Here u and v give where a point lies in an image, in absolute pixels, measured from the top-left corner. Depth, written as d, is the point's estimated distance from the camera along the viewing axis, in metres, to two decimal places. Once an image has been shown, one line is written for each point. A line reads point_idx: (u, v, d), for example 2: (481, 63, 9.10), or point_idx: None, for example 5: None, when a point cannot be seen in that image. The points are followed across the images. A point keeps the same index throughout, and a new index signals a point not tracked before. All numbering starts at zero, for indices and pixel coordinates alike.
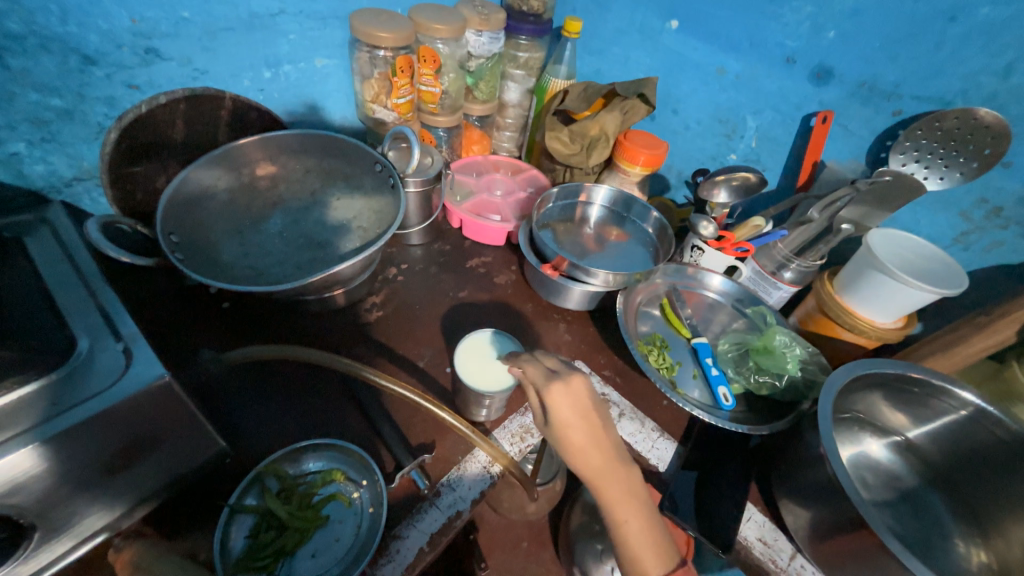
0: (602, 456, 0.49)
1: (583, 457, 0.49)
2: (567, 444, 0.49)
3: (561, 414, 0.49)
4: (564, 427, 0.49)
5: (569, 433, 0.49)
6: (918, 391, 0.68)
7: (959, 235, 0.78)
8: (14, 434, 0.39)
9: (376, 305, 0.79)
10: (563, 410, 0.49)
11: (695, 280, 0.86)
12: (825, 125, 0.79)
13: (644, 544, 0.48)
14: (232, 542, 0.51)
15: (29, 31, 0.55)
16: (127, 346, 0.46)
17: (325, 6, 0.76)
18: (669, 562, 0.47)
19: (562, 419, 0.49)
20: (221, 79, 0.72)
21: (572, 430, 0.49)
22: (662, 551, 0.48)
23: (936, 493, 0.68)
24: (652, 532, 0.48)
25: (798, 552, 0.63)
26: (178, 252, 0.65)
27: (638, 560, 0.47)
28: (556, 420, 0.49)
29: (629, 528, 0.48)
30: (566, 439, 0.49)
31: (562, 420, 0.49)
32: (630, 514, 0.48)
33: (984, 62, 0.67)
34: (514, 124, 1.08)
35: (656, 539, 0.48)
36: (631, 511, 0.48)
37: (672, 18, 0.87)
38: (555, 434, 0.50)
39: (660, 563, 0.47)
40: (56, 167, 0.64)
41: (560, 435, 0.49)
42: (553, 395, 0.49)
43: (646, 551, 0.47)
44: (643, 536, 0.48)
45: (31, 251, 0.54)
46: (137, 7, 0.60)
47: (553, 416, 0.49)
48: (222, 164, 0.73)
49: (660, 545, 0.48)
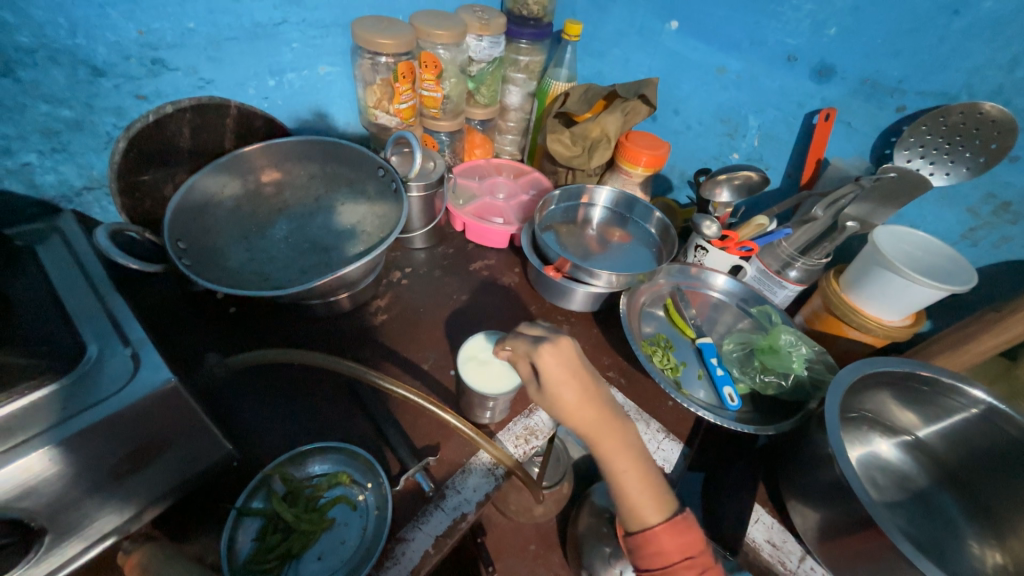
0: (599, 414, 0.51)
1: (580, 416, 0.51)
2: (562, 405, 0.50)
3: (556, 377, 0.50)
4: (559, 388, 0.50)
5: (565, 394, 0.50)
6: (927, 389, 0.67)
7: (967, 231, 0.77)
8: (28, 437, 0.39)
9: (381, 309, 0.79)
10: (558, 372, 0.51)
11: (699, 280, 0.86)
12: (828, 122, 0.79)
13: (643, 492, 0.50)
14: (239, 545, 0.51)
15: (39, 44, 0.56)
16: (135, 351, 0.47)
17: (327, 14, 0.77)
18: (666, 508, 0.51)
19: (556, 381, 0.50)
20: (227, 88, 0.73)
21: (567, 391, 0.50)
22: (660, 499, 0.51)
23: (948, 494, 0.67)
24: (651, 481, 0.51)
25: (807, 554, 0.62)
26: (185, 258, 0.66)
27: (639, 507, 0.50)
28: (550, 383, 0.51)
29: (629, 479, 0.50)
30: (562, 401, 0.50)
31: (557, 382, 0.50)
32: (629, 465, 0.50)
33: (988, 55, 0.67)
34: (516, 127, 1.09)
35: (654, 487, 0.51)
36: (630, 463, 0.51)
37: (672, 19, 0.87)
38: (550, 397, 0.51)
39: (659, 508, 0.50)
40: (66, 176, 0.66)
41: (556, 397, 0.50)
42: (546, 358, 0.51)
43: (646, 498, 0.50)
44: (642, 486, 0.51)
45: (42, 259, 0.55)
46: (144, 19, 0.61)
47: (548, 379, 0.50)
48: (228, 170, 0.74)
49: (658, 493, 0.51)
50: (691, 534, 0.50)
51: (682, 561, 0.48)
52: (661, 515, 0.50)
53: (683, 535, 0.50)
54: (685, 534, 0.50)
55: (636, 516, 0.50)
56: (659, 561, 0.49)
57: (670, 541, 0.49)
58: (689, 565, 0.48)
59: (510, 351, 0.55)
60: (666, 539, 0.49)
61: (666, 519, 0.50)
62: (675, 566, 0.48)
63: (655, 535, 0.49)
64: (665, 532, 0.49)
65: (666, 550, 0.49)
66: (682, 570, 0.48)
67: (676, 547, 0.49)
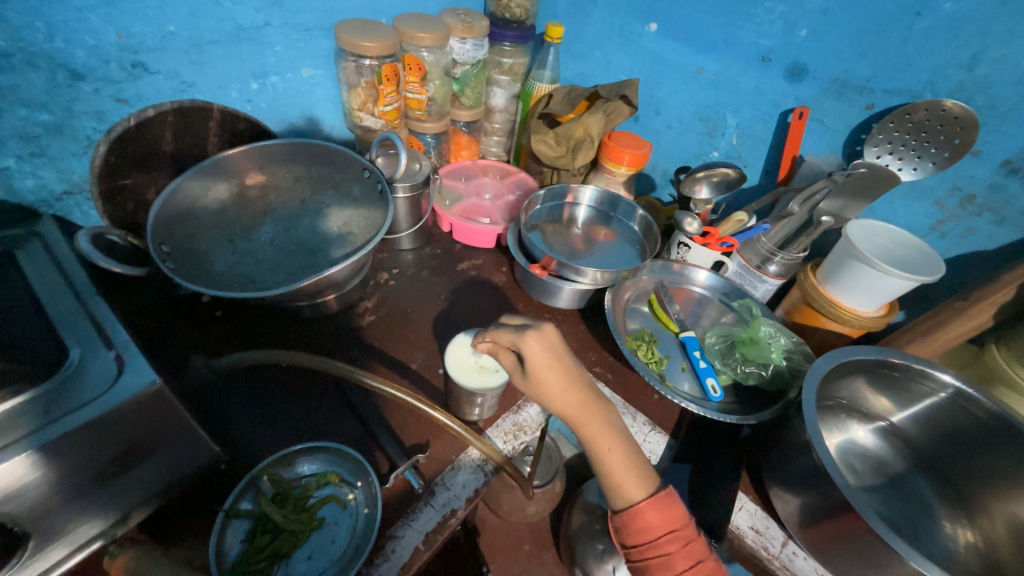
0: (581, 396, 0.53)
1: (563, 399, 0.52)
2: (545, 389, 0.52)
3: (538, 360, 0.52)
4: (542, 372, 0.52)
5: (549, 378, 0.52)
6: (899, 375, 0.69)
7: (936, 223, 0.80)
8: (7, 443, 0.39)
9: (369, 310, 0.80)
10: (540, 356, 0.53)
11: (682, 275, 0.88)
12: (802, 121, 0.82)
13: (627, 470, 0.52)
14: (228, 547, 0.51)
15: (16, 48, 0.56)
16: (119, 354, 0.47)
17: (310, 17, 0.78)
18: (650, 485, 0.52)
19: (540, 365, 0.52)
20: (209, 91, 0.73)
21: (550, 374, 0.52)
22: (644, 476, 0.52)
23: (922, 476, 0.70)
24: (633, 459, 0.52)
25: (789, 539, 0.64)
26: (169, 262, 0.66)
27: (623, 485, 0.52)
28: (534, 367, 0.52)
29: (613, 457, 0.52)
30: (544, 384, 0.52)
31: (540, 365, 0.52)
32: (612, 443, 0.52)
33: (950, 54, 0.69)
34: (501, 129, 1.10)
35: (637, 465, 0.52)
36: (612, 442, 0.52)
37: (650, 22, 0.89)
38: (534, 382, 0.53)
39: (642, 485, 0.52)
40: (46, 181, 0.65)
41: (539, 381, 0.52)
42: (528, 344, 0.53)
43: (629, 476, 0.52)
44: (625, 464, 0.52)
45: (22, 264, 0.55)
46: (124, 22, 0.61)
47: (531, 363, 0.52)
48: (212, 173, 0.74)
49: (641, 470, 0.52)
50: (674, 508, 0.51)
51: (666, 535, 0.50)
52: (645, 491, 0.52)
53: (667, 510, 0.51)
54: (668, 510, 0.51)
55: (621, 494, 0.52)
56: (646, 536, 0.51)
57: (655, 515, 0.51)
58: (672, 539, 0.50)
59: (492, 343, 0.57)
60: (652, 514, 0.51)
61: (650, 495, 0.51)
62: (660, 540, 0.50)
63: (640, 512, 0.51)
64: (651, 508, 0.51)
65: (651, 525, 0.51)
66: (666, 543, 0.50)
67: (661, 522, 0.51)
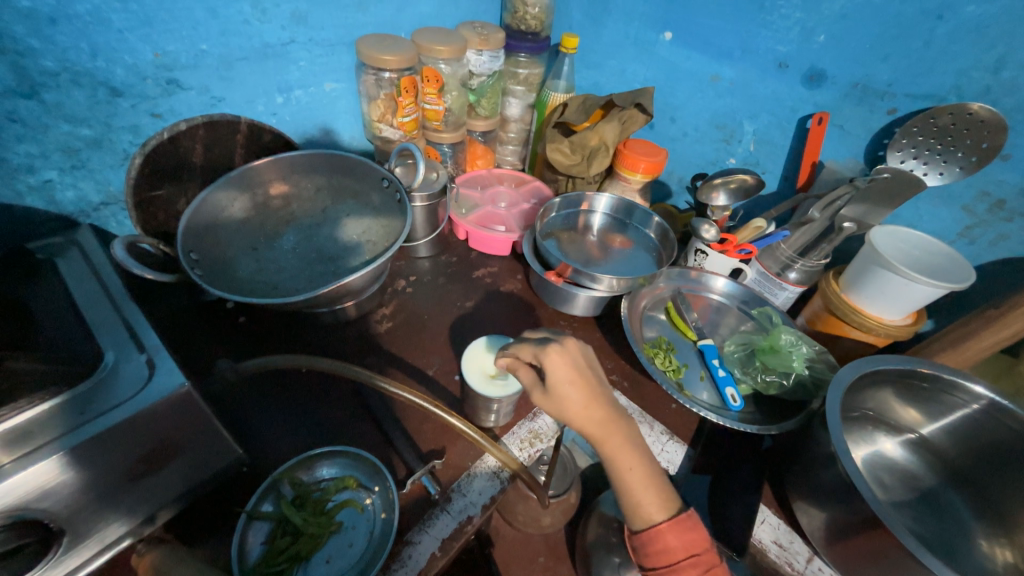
0: (603, 414, 0.53)
1: (585, 416, 0.52)
2: (567, 406, 0.52)
3: (563, 378, 0.52)
4: (566, 389, 0.52)
5: (571, 395, 0.52)
6: (929, 386, 0.67)
7: (964, 229, 0.78)
8: (44, 442, 0.40)
9: (386, 316, 0.81)
10: (566, 373, 0.52)
11: (700, 283, 0.87)
12: (821, 126, 0.81)
13: (647, 489, 0.52)
14: (250, 548, 0.52)
15: (62, 68, 0.59)
16: (150, 357, 0.48)
17: (333, 33, 0.81)
18: (670, 506, 0.52)
19: (563, 381, 0.52)
20: (237, 105, 0.76)
21: (573, 391, 0.52)
22: (664, 496, 0.52)
23: (955, 492, 0.67)
24: (654, 479, 0.52)
25: (815, 555, 0.62)
26: (197, 269, 0.68)
27: (642, 504, 0.51)
28: (558, 384, 0.52)
29: (633, 477, 0.52)
30: (566, 401, 0.52)
31: (564, 382, 0.52)
32: (632, 462, 0.52)
33: (975, 57, 0.68)
34: (516, 138, 1.11)
35: (657, 485, 0.52)
36: (633, 460, 0.52)
37: (666, 31, 0.90)
38: (556, 398, 0.52)
39: (662, 506, 0.51)
40: (84, 192, 0.68)
41: (562, 398, 0.52)
42: (554, 359, 0.53)
43: (649, 496, 0.52)
44: (645, 483, 0.52)
45: (62, 270, 0.58)
46: (160, 41, 0.64)
47: (556, 380, 0.52)
48: (237, 185, 0.77)
49: (661, 490, 0.52)
50: (695, 531, 0.51)
51: (686, 559, 0.49)
52: (665, 512, 0.51)
53: (688, 533, 0.50)
54: (689, 532, 0.50)
55: (640, 514, 0.51)
56: (665, 559, 0.50)
57: (675, 538, 0.50)
58: (693, 563, 0.49)
59: (513, 357, 0.56)
60: (673, 537, 0.50)
61: (670, 516, 0.51)
62: (680, 564, 0.49)
63: (661, 533, 0.50)
64: (671, 530, 0.50)
65: (671, 547, 0.50)
66: (687, 568, 0.49)
67: (680, 545, 0.50)
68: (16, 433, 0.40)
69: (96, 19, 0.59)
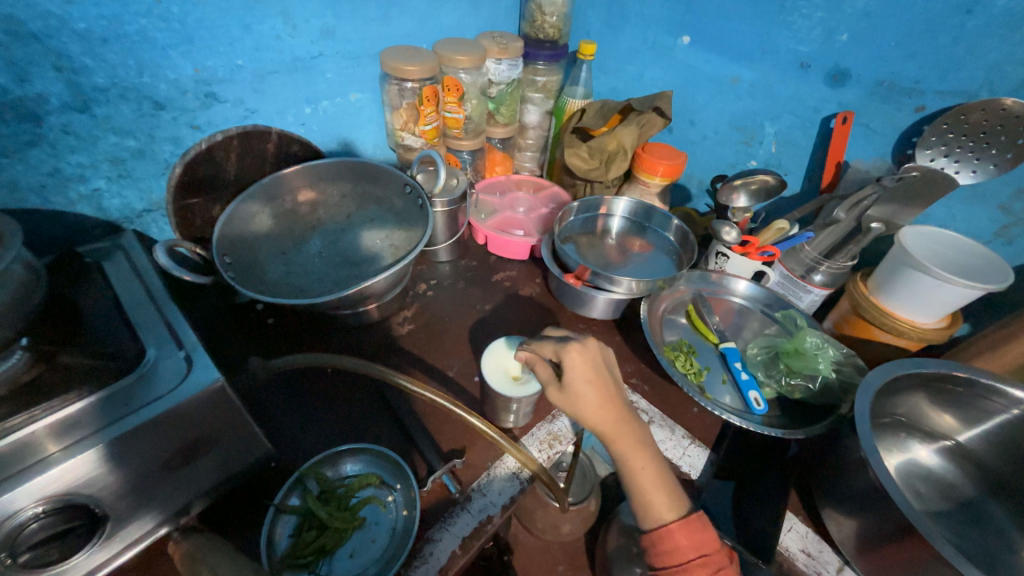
0: (616, 414, 0.53)
1: (599, 415, 0.52)
2: (582, 403, 0.52)
3: (580, 374, 0.53)
4: (583, 387, 0.52)
5: (587, 392, 0.52)
6: (964, 390, 0.65)
7: (1001, 229, 0.75)
8: (89, 433, 0.43)
9: (408, 319, 0.83)
10: (584, 371, 0.53)
11: (720, 286, 0.86)
12: (846, 125, 0.79)
13: (657, 489, 0.51)
14: (277, 539, 0.54)
15: (112, 84, 0.63)
16: (188, 353, 0.51)
17: (358, 46, 0.84)
18: (680, 506, 0.51)
19: (579, 377, 0.53)
20: (269, 116, 0.80)
21: (589, 389, 0.52)
22: (674, 496, 0.51)
23: (998, 503, 0.64)
24: (664, 479, 0.52)
25: (845, 565, 0.60)
26: (230, 271, 0.72)
27: (653, 503, 0.51)
28: (575, 381, 0.53)
29: (645, 475, 0.52)
30: (582, 398, 0.52)
31: (582, 379, 0.53)
32: (644, 462, 0.52)
33: (1008, 51, 0.66)
34: (534, 144, 1.13)
35: (668, 486, 0.52)
36: (645, 459, 0.52)
37: (684, 35, 0.90)
38: (572, 395, 0.53)
39: (673, 505, 0.51)
40: (129, 200, 0.72)
41: (578, 395, 0.52)
42: (573, 357, 0.53)
43: (659, 495, 0.51)
44: (656, 483, 0.52)
45: (107, 271, 0.61)
46: (200, 58, 0.68)
47: (573, 376, 0.53)
48: (267, 194, 0.80)
49: (672, 491, 0.52)
50: (706, 532, 0.50)
51: (696, 559, 0.48)
52: (676, 512, 0.51)
53: (698, 533, 0.49)
54: (700, 533, 0.49)
55: (650, 512, 0.51)
56: (675, 559, 0.49)
57: (685, 537, 0.49)
58: (703, 563, 0.48)
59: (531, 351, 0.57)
60: (681, 536, 0.49)
61: (680, 516, 0.50)
62: (689, 564, 0.48)
63: (671, 533, 0.49)
64: (681, 530, 0.49)
65: (680, 547, 0.49)
66: (696, 568, 0.48)
67: (690, 545, 0.49)
68: (64, 423, 0.43)
69: (142, 38, 0.63)
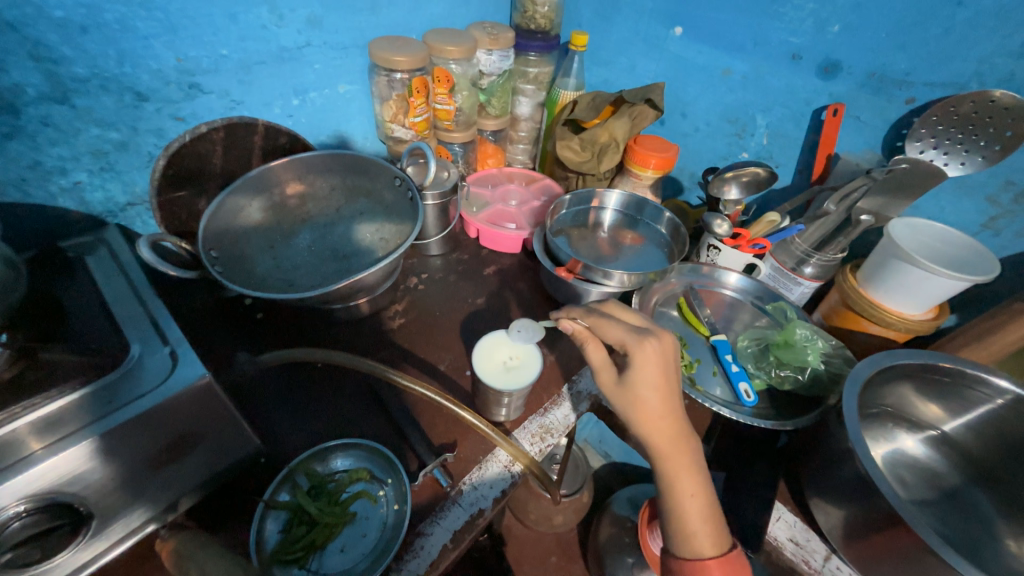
0: (675, 430, 0.49)
1: (658, 425, 0.49)
2: (642, 409, 0.49)
3: (646, 380, 0.49)
4: (646, 393, 0.49)
5: (649, 399, 0.49)
6: (950, 380, 0.65)
7: (988, 220, 0.76)
8: (74, 429, 0.42)
9: (399, 313, 0.82)
10: (651, 377, 0.49)
11: (712, 278, 0.86)
12: (836, 117, 0.79)
13: (703, 521, 0.49)
14: (267, 536, 0.54)
15: (91, 74, 0.62)
16: (173, 350, 0.50)
17: (346, 36, 0.83)
18: (722, 543, 0.49)
19: (645, 383, 0.49)
20: (255, 108, 0.79)
21: (652, 396, 0.49)
22: (718, 531, 0.49)
23: (981, 491, 0.65)
24: (711, 510, 0.50)
25: (833, 553, 0.61)
26: (217, 266, 0.71)
27: (695, 535, 0.48)
28: (638, 384, 0.49)
29: (693, 503, 0.49)
30: (643, 404, 0.49)
31: (646, 385, 0.49)
32: (695, 489, 0.49)
33: (998, 43, 0.66)
34: (526, 137, 1.12)
35: (714, 519, 0.49)
36: (697, 486, 0.49)
37: (676, 26, 0.90)
38: (631, 398, 0.50)
39: (715, 540, 0.48)
40: (112, 193, 0.71)
41: (638, 398, 0.49)
42: (644, 357, 0.50)
43: (704, 527, 0.48)
44: (702, 513, 0.49)
45: (91, 267, 0.60)
46: (182, 47, 0.67)
47: (638, 379, 0.49)
48: (254, 186, 0.79)
49: (716, 525, 0.49)
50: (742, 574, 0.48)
51: None
52: (716, 548, 0.48)
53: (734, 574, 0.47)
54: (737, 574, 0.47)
55: (690, 542, 0.48)
56: None
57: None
58: None
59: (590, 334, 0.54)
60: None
61: (721, 554, 0.48)
62: None
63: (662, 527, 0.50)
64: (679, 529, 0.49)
65: None
66: None
67: None
68: (46, 421, 0.42)
69: (123, 27, 0.61)
